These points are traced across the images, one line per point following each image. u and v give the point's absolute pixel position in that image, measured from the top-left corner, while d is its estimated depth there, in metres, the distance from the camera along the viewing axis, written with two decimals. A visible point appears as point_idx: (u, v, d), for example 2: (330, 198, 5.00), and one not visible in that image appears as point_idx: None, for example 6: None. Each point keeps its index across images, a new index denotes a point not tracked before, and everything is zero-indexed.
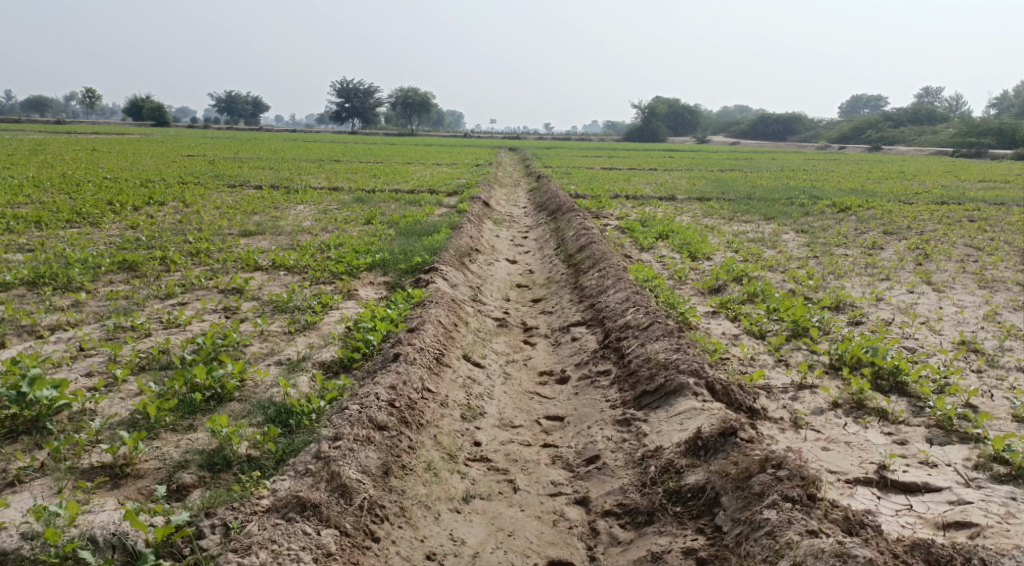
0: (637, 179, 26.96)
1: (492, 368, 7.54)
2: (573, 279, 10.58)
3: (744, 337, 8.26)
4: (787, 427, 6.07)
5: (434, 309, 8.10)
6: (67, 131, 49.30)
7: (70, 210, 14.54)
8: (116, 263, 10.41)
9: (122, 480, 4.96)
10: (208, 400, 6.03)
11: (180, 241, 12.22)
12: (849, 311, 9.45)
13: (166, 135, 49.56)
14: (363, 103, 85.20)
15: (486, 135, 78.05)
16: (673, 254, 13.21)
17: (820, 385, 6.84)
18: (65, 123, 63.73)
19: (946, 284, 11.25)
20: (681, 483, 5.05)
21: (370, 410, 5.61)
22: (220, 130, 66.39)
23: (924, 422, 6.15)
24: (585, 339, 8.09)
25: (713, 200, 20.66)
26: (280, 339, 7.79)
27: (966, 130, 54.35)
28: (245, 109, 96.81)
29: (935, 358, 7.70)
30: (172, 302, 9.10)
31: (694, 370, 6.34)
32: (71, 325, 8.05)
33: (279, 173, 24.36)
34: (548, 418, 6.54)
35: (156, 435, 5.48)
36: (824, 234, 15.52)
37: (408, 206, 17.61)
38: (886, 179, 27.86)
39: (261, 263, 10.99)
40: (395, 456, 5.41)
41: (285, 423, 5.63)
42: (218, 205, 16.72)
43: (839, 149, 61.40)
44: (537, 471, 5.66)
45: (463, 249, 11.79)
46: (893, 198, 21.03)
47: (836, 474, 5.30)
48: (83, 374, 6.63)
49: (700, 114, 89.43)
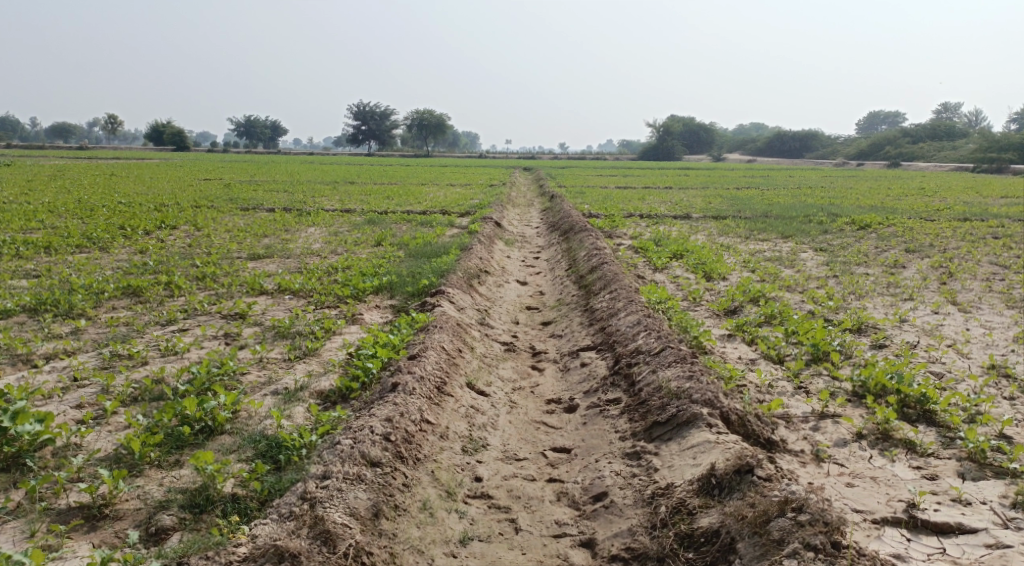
0: (652, 198, 26.69)
1: (498, 396, 7.22)
2: (584, 301, 10.27)
3: (761, 362, 7.91)
4: (808, 461, 5.70)
5: (437, 334, 7.82)
6: (90, 156, 50.15)
7: (81, 235, 14.47)
8: (120, 288, 10.23)
9: (100, 522, 4.71)
10: (198, 433, 5.75)
11: (187, 265, 12.06)
12: (871, 333, 9.07)
13: (184, 159, 50.01)
14: (380, 125, 85.81)
15: (503, 155, 78.21)
16: (688, 274, 12.88)
17: (843, 414, 6.46)
18: (89, 150, 64.57)
19: (973, 304, 10.82)
20: (693, 526, 4.69)
21: (362, 445, 5.33)
22: (237, 153, 67.08)
23: (955, 455, 5.75)
24: (595, 365, 7.75)
25: (729, 219, 20.29)
26: (279, 366, 7.53)
27: (988, 145, 53.56)
28: (264, 133, 97.93)
29: (964, 385, 7.29)
30: (173, 328, 8.88)
31: (708, 399, 5.98)
32: (67, 353, 7.84)
33: (292, 195, 24.30)
34: (554, 451, 6.21)
35: (140, 473, 5.22)
36: (844, 252, 15.10)
37: (419, 228, 17.42)
38: (906, 195, 27.37)
39: (267, 287, 10.78)
40: (388, 495, 5.11)
41: (275, 459, 5.35)
42: (230, 228, 16.63)
43: (857, 166, 60.86)
44: (541, 509, 5.33)
45: (472, 271, 11.51)
46: (914, 214, 20.56)
47: (861, 513, 4.94)
48: (73, 406, 6.40)
49: (716, 132, 89.15)
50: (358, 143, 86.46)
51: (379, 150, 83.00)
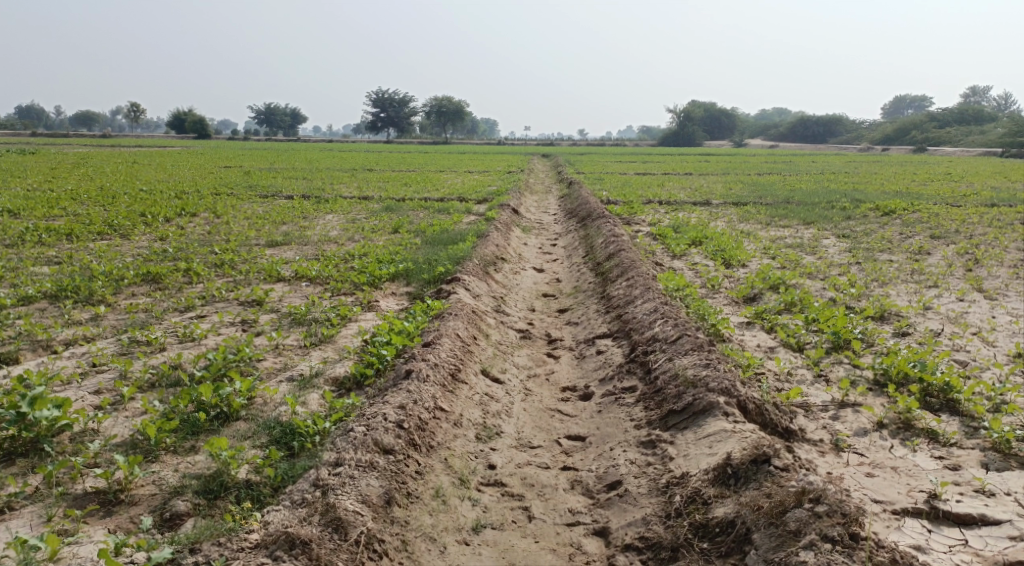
0: (672, 184, 26.44)
1: (513, 383, 7.19)
2: (601, 288, 10.19)
3: (780, 350, 7.80)
4: (827, 450, 5.61)
5: (452, 321, 7.78)
6: (111, 144, 50.66)
7: (103, 222, 14.60)
8: (140, 275, 10.30)
9: (115, 507, 4.75)
10: (213, 419, 5.77)
11: (206, 252, 12.13)
12: (894, 321, 8.91)
13: (205, 146, 50.28)
14: (398, 112, 85.78)
15: (522, 142, 77.90)
16: (707, 261, 12.74)
17: (863, 403, 6.35)
18: (112, 138, 65.14)
19: (999, 292, 10.60)
20: (708, 516, 4.63)
21: (375, 432, 5.32)
22: (257, 140, 67.41)
23: (979, 445, 5.63)
24: (611, 352, 7.69)
25: (750, 205, 20.03)
26: (294, 353, 7.54)
27: (1017, 129, 52.43)
28: (284, 121, 98.25)
29: (989, 373, 7.14)
30: (191, 314, 8.93)
31: (725, 388, 5.89)
32: (87, 340, 7.90)
33: (311, 183, 24.38)
34: (568, 439, 6.17)
35: (155, 458, 5.24)
36: (867, 239, 14.86)
37: (437, 215, 17.38)
38: (931, 180, 26.87)
39: (284, 274, 10.81)
40: (400, 483, 5.10)
41: (288, 446, 5.36)
42: (249, 216, 16.70)
43: (881, 151, 59.90)
44: (555, 497, 5.29)
45: (488, 258, 11.46)
46: (939, 200, 20.18)
47: (881, 504, 4.84)
48: (91, 392, 6.45)
49: (737, 117, 88.13)
50: (377, 130, 86.56)
51: (398, 137, 83.00)
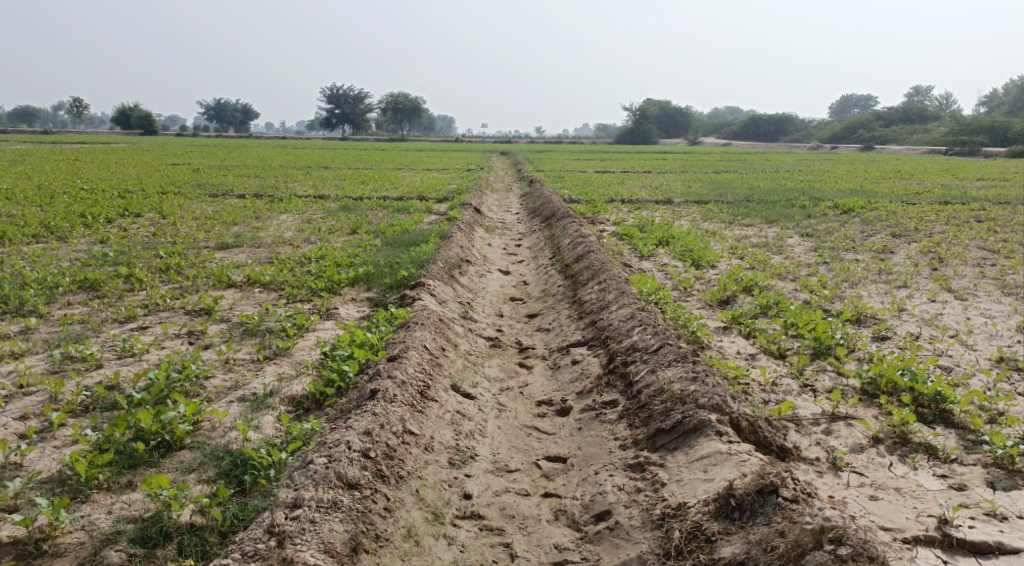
0: (632, 182, 26.10)
1: (485, 399, 6.69)
2: (571, 292, 9.76)
3: (762, 357, 7.46)
4: (825, 470, 5.26)
5: (419, 332, 7.23)
6: (52, 139, 49.11)
7: (38, 224, 13.63)
8: (77, 282, 9.48)
9: (36, 560, 4.17)
10: (153, 450, 5.14)
11: (150, 255, 11.35)
12: (871, 324, 8.66)
13: (153, 143, 49.09)
14: (353, 109, 84.19)
15: (481, 140, 77.58)
16: (675, 262, 12.41)
17: (856, 416, 6.02)
18: (54, 133, 62.71)
19: (969, 292, 10.47)
20: (714, 556, 4.22)
21: (338, 466, 4.81)
22: (205, 137, 65.55)
23: (981, 461, 5.34)
24: (588, 362, 7.25)
25: (712, 204, 19.85)
26: (247, 368, 6.90)
27: (958, 129, 54.01)
28: (235, 117, 95.86)
29: (977, 381, 6.88)
30: (132, 325, 8.19)
31: (716, 404, 5.48)
32: (14, 355, 7.15)
33: (263, 181, 23.46)
34: (548, 460, 5.72)
35: (85, 498, 4.62)
36: (830, 238, 14.74)
37: (396, 214, 16.74)
38: (884, 178, 27.21)
39: (235, 279, 10.09)
40: (368, 524, 4.59)
41: (239, 480, 4.80)
42: (197, 216, 15.85)
43: (832, 149, 60.88)
44: (538, 531, 4.85)
45: (452, 261, 10.92)
46: (895, 198, 20.30)
47: (891, 532, 4.51)
48: (16, 418, 5.76)
49: (691, 115, 88.97)
50: (331, 127, 85.01)
51: (353, 135, 81.68)
